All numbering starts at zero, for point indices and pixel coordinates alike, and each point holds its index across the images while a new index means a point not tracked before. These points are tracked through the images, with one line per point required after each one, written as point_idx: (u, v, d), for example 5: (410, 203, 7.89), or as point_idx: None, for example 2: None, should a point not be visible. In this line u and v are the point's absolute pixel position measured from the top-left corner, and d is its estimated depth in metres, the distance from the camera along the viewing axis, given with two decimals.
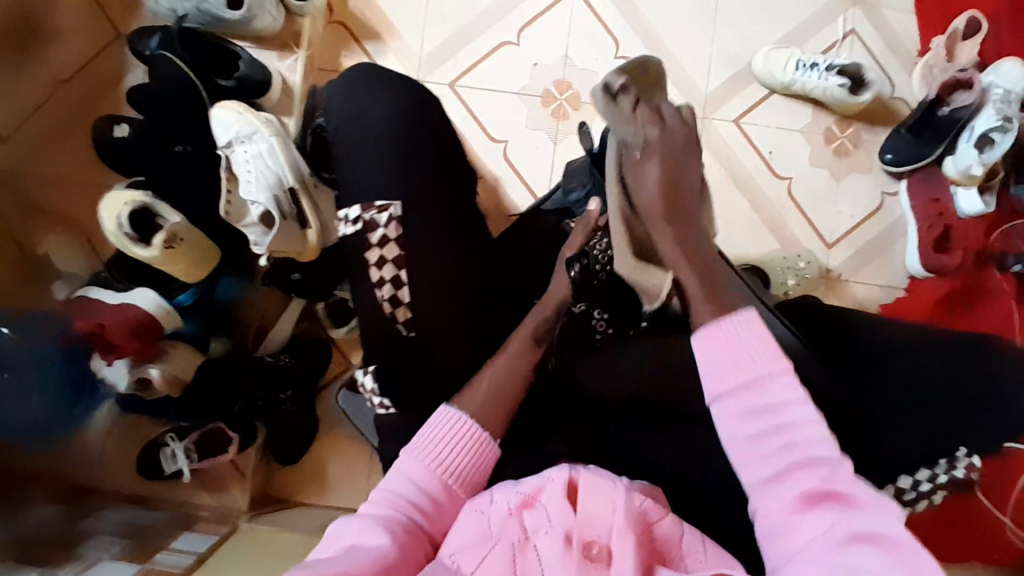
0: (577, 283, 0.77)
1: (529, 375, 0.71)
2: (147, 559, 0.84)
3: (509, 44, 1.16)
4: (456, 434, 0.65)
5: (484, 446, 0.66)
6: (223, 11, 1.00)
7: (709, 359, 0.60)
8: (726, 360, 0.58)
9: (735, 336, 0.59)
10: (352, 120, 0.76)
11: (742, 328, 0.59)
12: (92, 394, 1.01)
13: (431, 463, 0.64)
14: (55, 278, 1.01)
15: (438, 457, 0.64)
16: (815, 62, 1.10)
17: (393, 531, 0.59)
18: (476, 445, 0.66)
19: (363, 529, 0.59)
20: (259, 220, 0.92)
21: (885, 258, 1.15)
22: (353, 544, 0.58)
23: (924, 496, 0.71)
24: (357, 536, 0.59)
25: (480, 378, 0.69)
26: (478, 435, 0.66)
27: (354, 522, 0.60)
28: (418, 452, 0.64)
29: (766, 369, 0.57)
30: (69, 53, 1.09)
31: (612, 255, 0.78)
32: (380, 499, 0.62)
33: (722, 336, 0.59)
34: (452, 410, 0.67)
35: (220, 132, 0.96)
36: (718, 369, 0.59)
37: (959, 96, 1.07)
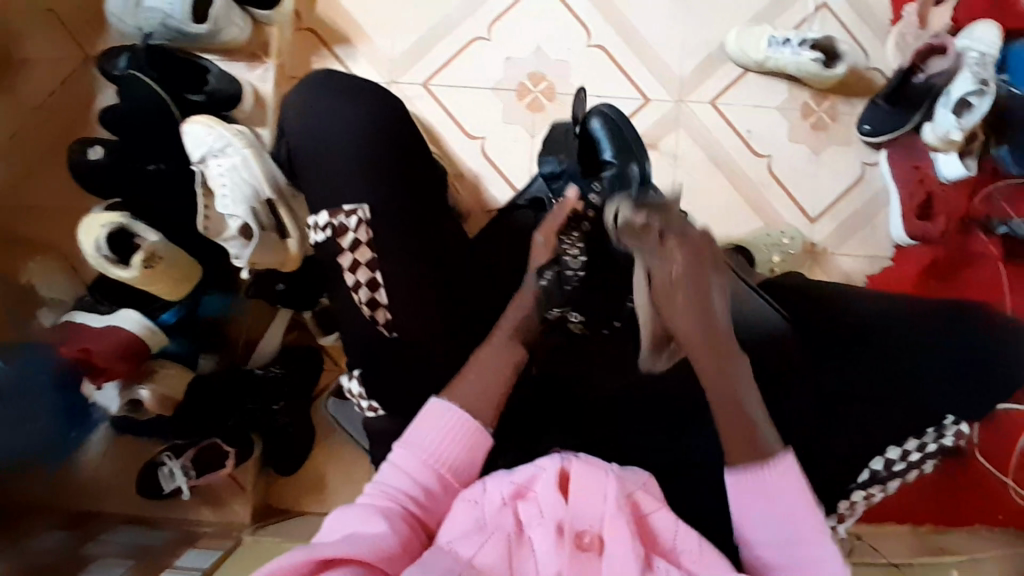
0: (548, 289, 0.73)
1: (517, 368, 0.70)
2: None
3: (479, 40, 1.15)
4: (446, 429, 0.66)
5: (475, 436, 0.66)
6: (189, 26, 1.00)
7: (739, 494, 0.63)
8: (756, 507, 0.61)
9: (772, 484, 0.61)
10: (318, 126, 0.74)
11: (782, 483, 0.61)
12: (85, 418, 1.00)
13: (426, 455, 0.65)
14: (40, 306, 1.00)
15: (432, 449, 0.65)
16: (787, 38, 1.10)
17: (392, 519, 0.61)
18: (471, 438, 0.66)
19: (363, 518, 0.61)
20: (238, 232, 0.92)
21: (870, 229, 1.15)
22: (352, 532, 0.60)
23: (914, 461, 0.73)
24: (356, 525, 0.61)
25: (456, 381, 0.68)
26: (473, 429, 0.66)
27: (355, 512, 0.62)
28: (414, 446, 0.66)
29: (787, 501, 0.61)
30: (35, 79, 1.08)
31: (585, 261, 0.74)
32: (377, 491, 0.64)
33: (753, 481, 0.62)
34: (449, 406, 0.67)
35: (193, 148, 0.95)
36: (744, 501, 0.62)
37: (933, 63, 1.06)
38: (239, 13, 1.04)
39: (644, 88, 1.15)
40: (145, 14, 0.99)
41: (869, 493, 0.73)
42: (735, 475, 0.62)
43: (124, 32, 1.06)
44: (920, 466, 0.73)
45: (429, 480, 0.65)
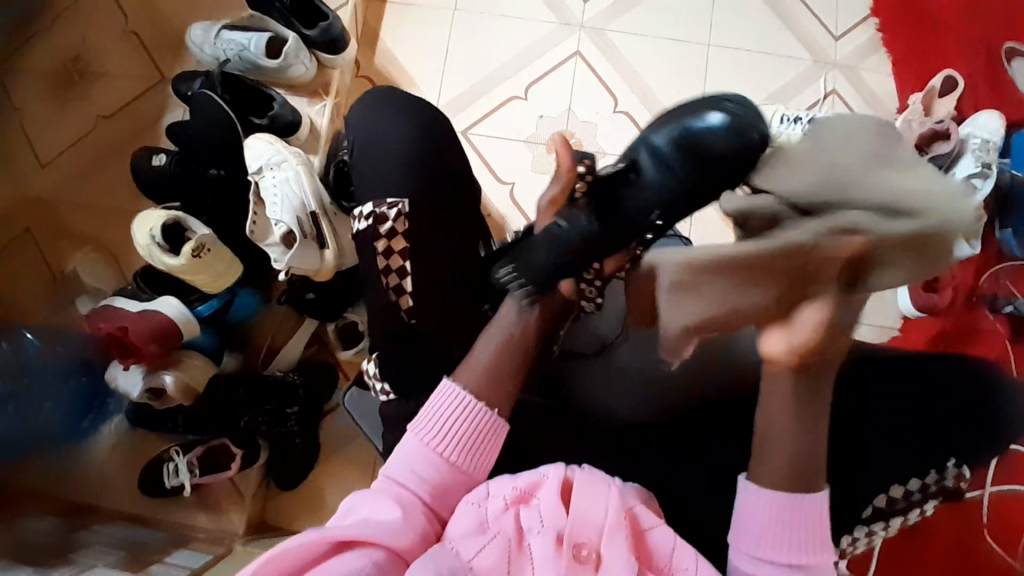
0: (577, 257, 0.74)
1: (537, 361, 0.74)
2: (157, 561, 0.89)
3: (517, 98, 1.27)
4: (458, 418, 0.67)
5: (492, 429, 0.68)
6: (262, 59, 1.13)
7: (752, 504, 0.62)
8: (779, 520, 0.61)
9: (802, 511, 0.61)
10: (372, 133, 0.83)
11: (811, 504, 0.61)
12: (102, 406, 1.06)
13: (437, 447, 0.67)
14: (80, 292, 1.10)
15: (441, 433, 0.67)
16: (798, 117, 1.20)
17: (405, 508, 0.63)
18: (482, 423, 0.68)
19: (376, 505, 0.63)
20: (280, 240, 1.00)
21: (879, 299, 1.18)
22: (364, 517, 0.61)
23: (917, 500, 0.73)
24: (369, 511, 0.62)
25: (467, 365, 0.71)
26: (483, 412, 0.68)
27: (370, 494, 0.64)
28: (425, 430, 0.68)
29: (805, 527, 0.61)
30: (113, 92, 1.20)
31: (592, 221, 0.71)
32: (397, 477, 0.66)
33: (782, 506, 0.61)
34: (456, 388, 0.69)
35: (253, 160, 1.04)
36: (769, 528, 0.61)
37: (938, 147, 1.14)
38: (308, 53, 1.15)
39: None
40: (225, 44, 1.14)
41: (872, 529, 0.73)
42: (762, 492, 0.62)
43: (203, 62, 1.19)
44: (921, 506, 0.73)
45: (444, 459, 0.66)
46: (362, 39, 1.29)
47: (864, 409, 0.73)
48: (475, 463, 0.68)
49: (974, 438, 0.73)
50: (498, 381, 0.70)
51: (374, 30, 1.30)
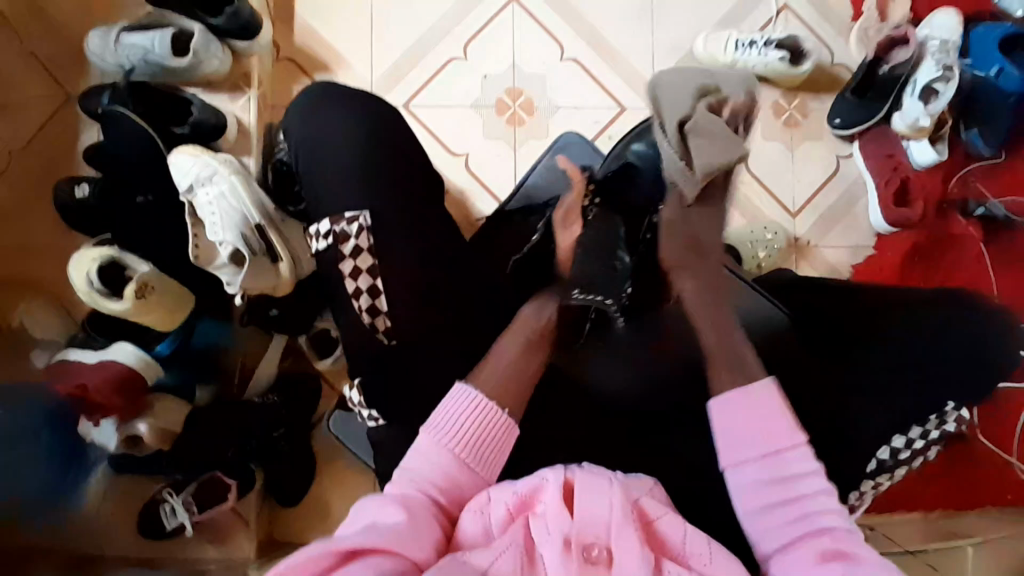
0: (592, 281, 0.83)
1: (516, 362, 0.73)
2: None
3: (457, 59, 1.18)
4: (465, 419, 0.67)
5: (498, 426, 0.68)
6: (169, 59, 1.02)
7: (727, 416, 0.67)
8: (740, 428, 0.66)
9: (758, 399, 0.67)
10: (312, 144, 0.76)
11: (766, 398, 0.67)
12: (83, 458, 0.99)
13: (449, 442, 0.66)
14: (33, 347, 1.00)
15: (460, 435, 0.67)
16: (752, 40, 1.13)
17: (410, 509, 0.60)
18: (497, 423, 0.68)
19: (381, 509, 0.60)
20: (229, 260, 0.92)
21: (852, 217, 1.17)
22: (371, 523, 0.58)
23: (919, 448, 0.74)
24: (374, 517, 0.59)
25: (481, 367, 0.72)
26: (498, 414, 0.68)
27: (376, 500, 0.62)
28: (436, 432, 0.67)
29: (775, 421, 0.66)
30: (19, 121, 1.09)
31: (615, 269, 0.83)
32: (404, 480, 0.65)
33: (742, 404, 0.67)
34: (471, 390, 0.69)
35: (180, 178, 0.96)
36: (738, 435, 0.66)
37: (897, 53, 1.11)
38: (218, 43, 1.04)
39: (620, 96, 1.17)
40: (126, 50, 1.02)
41: (878, 481, 0.74)
42: (720, 408, 0.68)
43: (107, 72, 1.08)
44: (925, 452, 0.75)
45: (454, 466, 0.65)
46: (277, 17, 1.17)
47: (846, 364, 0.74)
48: (490, 472, 0.67)
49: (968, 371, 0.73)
50: (509, 388, 0.71)
51: (287, 3, 1.17)
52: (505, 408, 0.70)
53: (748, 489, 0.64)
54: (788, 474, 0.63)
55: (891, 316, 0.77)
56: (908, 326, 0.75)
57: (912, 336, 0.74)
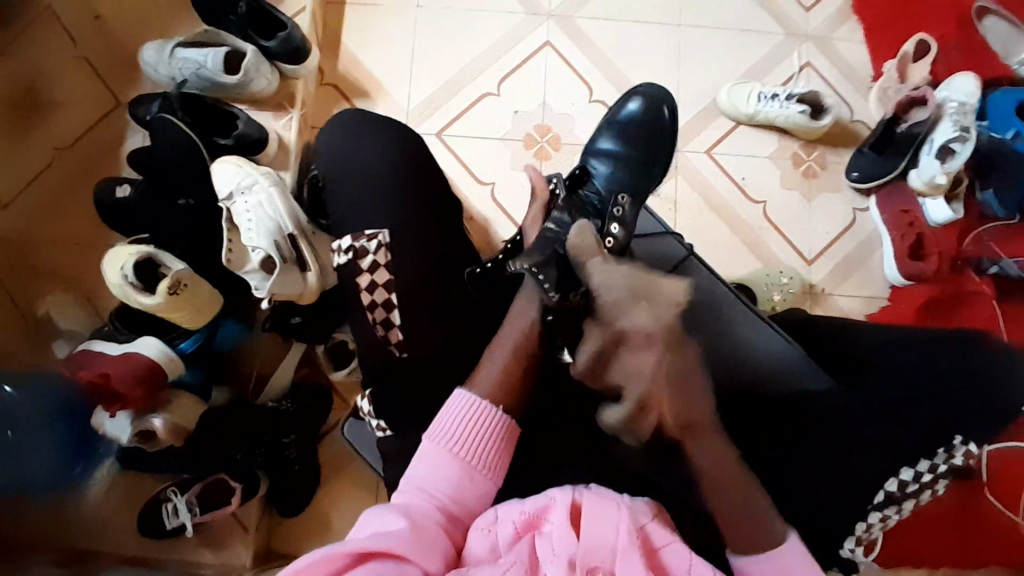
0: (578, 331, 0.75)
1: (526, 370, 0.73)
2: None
3: (490, 94, 1.23)
4: (466, 425, 0.68)
5: (503, 429, 0.69)
6: (221, 76, 1.07)
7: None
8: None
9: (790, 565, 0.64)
10: (349, 156, 0.81)
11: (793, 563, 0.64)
12: (91, 452, 1.01)
13: (450, 445, 0.67)
14: (55, 337, 1.04)
15: (463, 440, 0.67)
16: (775, 93, 1.18)
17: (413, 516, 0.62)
18: (493, 426, 0.69)
19: (387, 515, 0.63)
20: (260, 265, 0.96)
21: (865, 271, 1.19)
22: (376, 530, 0.61)
23: (927, 483, 0.71)
24: (379, 524, 0.62)
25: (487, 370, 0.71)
26: (493, 413, 0.69)
27: (387, 504, 0.64)
28: (439, 438, 0.68)
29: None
30: (69, 122, 1.14)
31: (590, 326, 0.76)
32: (411, 487, 0.66)
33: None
34: (468, 395, 0.69)
35: (221, 186, 1.01)
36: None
37: (916, 113, 1.15)
38: (269, 66, 1.11)
39: None
40: (180, 63, 1.08)
41: (886, 515, 0.71)
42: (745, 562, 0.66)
43: (159, 83, 1.14)
44: (932, 486, 0.72)
45: (456, 470, 0.66)
46: (323, 44, 1.24)
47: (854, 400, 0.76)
48: (492, 474, 0.68)
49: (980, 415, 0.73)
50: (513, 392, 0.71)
51: (335, 34, 1.25)
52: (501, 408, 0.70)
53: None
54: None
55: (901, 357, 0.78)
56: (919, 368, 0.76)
57: (922, 378, 0.76)
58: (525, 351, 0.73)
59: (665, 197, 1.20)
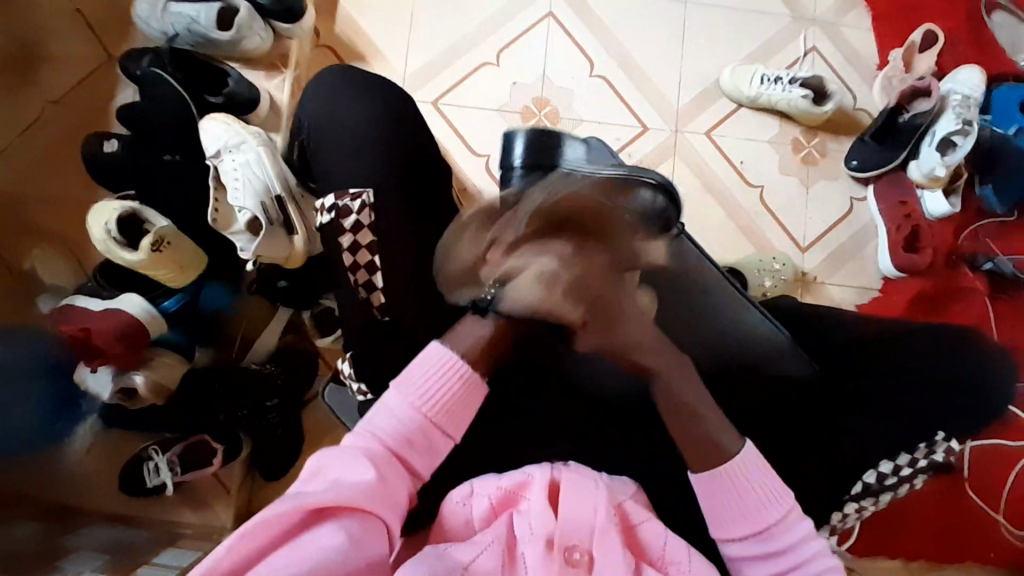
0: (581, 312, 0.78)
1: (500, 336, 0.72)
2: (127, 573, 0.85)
3: (489, 64, 1.21)
4: (436, 380, 0.69)
5: (469, 385, 0.70)
6: (214, 32, 1.06)
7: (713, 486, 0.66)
8: (734, 501, 0.65)
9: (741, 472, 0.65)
10: (333, 121, 0.78)
11: (748, 463, 0.65)
12: (74, 409, 1.00)
13: (416, 399, 0.68)
14: (39, 292, 1.01)
15: (424, 395, 0.68)
16: (779, 76, 1.16)
17: (375, 465, 0.63)
18: (458, 384, 0.69)
19: (348, 463, 0.63)
20: (245, 226, 0.94)
21: (858, 260, 1.18)
22: (337, 478, 0.61)
23: (906, 476, 0.74)
24: (339, 471, 0.62)
25: (453, 337, 0.71)
26: (460, 372, 0.69)
27: (340, 454, 0.64)
28: (406, 392, 0.68)
29: (757, 498, 0.65)
30: (60, 75, 1.12)
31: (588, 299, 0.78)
32: (369, 433, 0.67)
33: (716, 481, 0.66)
34: (440, 350, 0.70)
35: (209, 144, 0.99)
36: (724, 508, 0.65)
37: (919, 103, 1.12)
38: (263, 23, 1.08)
39: (643, 117, 1.20)
40: (172, 17, 1.06)
41: (862, 505, 0.74)
42: (708, 481, 0.66)
43: (151, 37, 1.11)
44: (911, 480, 0.74)
45: (415, 423, 0.67)
46: (321, 4, 1.21)
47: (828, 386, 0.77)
48: (449, 428, 0.69)
49: (949, 408, 0.76)
50: (484, 355, 0.71)
51: None
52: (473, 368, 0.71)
53: (748, 561, 0.65)
54: (770, 530, 0.64)
55: (884, 349, 0.78)
56: (896, 359, 0.77)
57: (896, 368, 0.77)
58: (492, 347, 0.72)
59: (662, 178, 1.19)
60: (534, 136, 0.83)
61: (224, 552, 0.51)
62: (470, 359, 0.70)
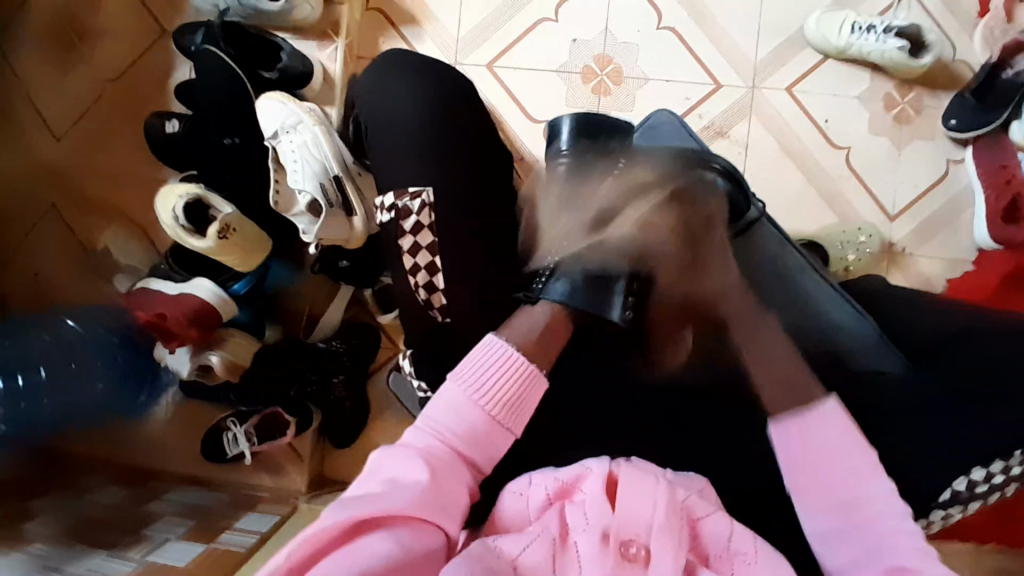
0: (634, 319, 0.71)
1: (548, 311, 0.67)
2: (211, 540, 0.90)
3: (547, 21, 1.13)
4: (499, 370, 0.62)
5: (530, 379, 0.63)
6: (264, 3, 1.03)
7: (788, 443, 0.65)
8: (806, 450, 0.64)
9: (818, 435, 0.64)
10: (387, 111, 0.75)
11: (823, 424, 0.64)
12: (155, 382, 1.07)
13: (473, 391, 0.61)
14: (117, 271, 1.11)
15: (483, 389, 0.61)
16: (871, 24, 1.04)
17: (433, 464, 0.57)
18: (519, 379, 0.62)
19: (403, 461, 0.58)
20: (306, 209, 0.94)
21: (951, 230, 1.08)
22: (393, 478, 0.56)
23: (999, 484, 0.65)
24: (396, 470, 0.57)
25: (509, 325, 0.66)
26: (521, 365, 0.62)
27: (395, 453, 0.58)
28: (463, 381, 0.61)
29: (845, 457, 0.62)
30: (116, 53, 1.13)
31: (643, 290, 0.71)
32: (424, 429, 0.60)
33: (807, 447, 0.64)
34: (499, 342, 0.63)
35: (268, 124, 0.97)
36: (800, 465, 0.64)
37: (1021, 60, 1.00)
38: None
39: (715, 72, 1.11)
40: None
41: (948, 513, 0.67)
42: (783, 427, 0.65)
43: (202, 10, 1.10)
44: (1005, 487, 0.65)
45: (477, 423, 0.60)
46: None
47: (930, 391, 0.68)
48: (513, 424, 0.62)
49: None
50: (541, 345, 0.65)
51: None
52: (532, 360, 0.64)
53: (817, 516, 0.62)
54: (842, 483, 0.61)
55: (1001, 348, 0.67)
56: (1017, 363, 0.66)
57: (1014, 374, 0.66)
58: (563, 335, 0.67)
59: (735, 141, 1.11)
60: (582, 120, 0.76)
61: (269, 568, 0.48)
62: (526, 353, 0.64)
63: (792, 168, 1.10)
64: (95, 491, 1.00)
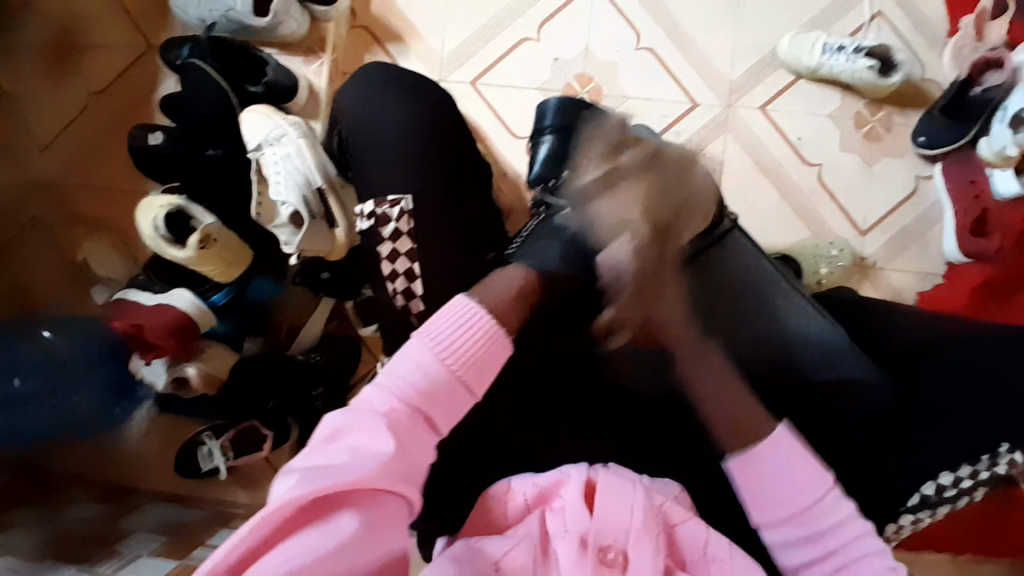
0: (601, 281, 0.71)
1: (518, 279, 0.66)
2: (186, 555, 0.86)
3: (529, 40, 1.16)
4: (468, 333, 0.59)
5: (496, 342, 0.60)
6: (250, 18, 1.04)
7: (745, 484, 0.60)
8: (771, 486, 0.58)
9: (773, 462, 0.59)
10: (369, 124, 0.76)
11: (776, 456, 0.58)
12: (131, 396, 1.04)
13: (440, 351, 0.57)
14: (95, 282, 1.10)
15: (450, 348, 0.58)
16: (842, 45, 1.08)
17: (399, 427, 0.54)
18: (483, 341, 0.59)
19: (365, 427, 0.53)
20: (288, 220, 0.95)
21: (922, 244, 1.10)
22: (356, 445, 0.52)
23: (967, 488, 0.65)
24: (359, 437, 0.53)
25: (478, 290, 0.64)
26: (489, 326, 0.60)
27: (354, 416, 0.54)
28: (430, 341, 0.58)
29: (801, 486, 0.58)
30: (101, 67, 1.14)
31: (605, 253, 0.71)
32: (388, 387, 0.56)
33: (764, 478, 0.59)
34: (471, 304, 0.61)
35: (251, 138, 0.99)
36: (762, 501, 0.59)
37: (990, 77, 1.03)
38: (298, 7, 1.06)
39: (693, 91, 1.14)
40: (211, 4, 1.05)
41: (919, 517, 0.67)
42: (740, 466, 0.60)
43: (188, 25, 1.11)
44: (972, 493, 0.65)
45: (439, 381, 0.57)
46: None
47: (908, 396, 0.69)
48: (476, 385, 0.59)
49: None
50: (514, 305, 0.64)
51: None
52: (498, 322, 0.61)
53: (787, 548, 0.59)
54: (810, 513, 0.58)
55: (978, 354, 0.68)
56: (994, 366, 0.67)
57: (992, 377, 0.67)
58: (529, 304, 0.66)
59: (713, 157, 1.13)
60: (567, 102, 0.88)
61: (218, 554, 0.46)
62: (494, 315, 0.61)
63: (767, 184, 1.12)
64: (66, 507, 0.98)
